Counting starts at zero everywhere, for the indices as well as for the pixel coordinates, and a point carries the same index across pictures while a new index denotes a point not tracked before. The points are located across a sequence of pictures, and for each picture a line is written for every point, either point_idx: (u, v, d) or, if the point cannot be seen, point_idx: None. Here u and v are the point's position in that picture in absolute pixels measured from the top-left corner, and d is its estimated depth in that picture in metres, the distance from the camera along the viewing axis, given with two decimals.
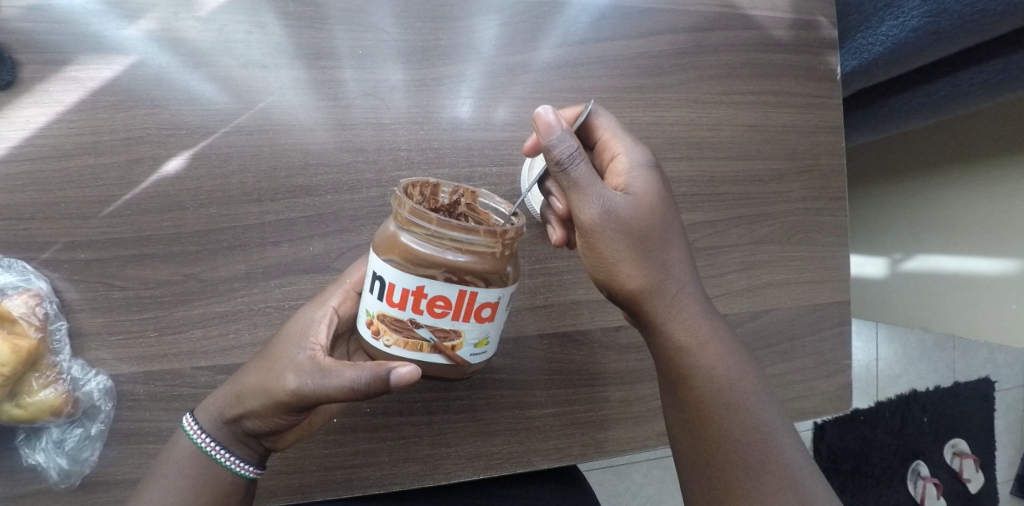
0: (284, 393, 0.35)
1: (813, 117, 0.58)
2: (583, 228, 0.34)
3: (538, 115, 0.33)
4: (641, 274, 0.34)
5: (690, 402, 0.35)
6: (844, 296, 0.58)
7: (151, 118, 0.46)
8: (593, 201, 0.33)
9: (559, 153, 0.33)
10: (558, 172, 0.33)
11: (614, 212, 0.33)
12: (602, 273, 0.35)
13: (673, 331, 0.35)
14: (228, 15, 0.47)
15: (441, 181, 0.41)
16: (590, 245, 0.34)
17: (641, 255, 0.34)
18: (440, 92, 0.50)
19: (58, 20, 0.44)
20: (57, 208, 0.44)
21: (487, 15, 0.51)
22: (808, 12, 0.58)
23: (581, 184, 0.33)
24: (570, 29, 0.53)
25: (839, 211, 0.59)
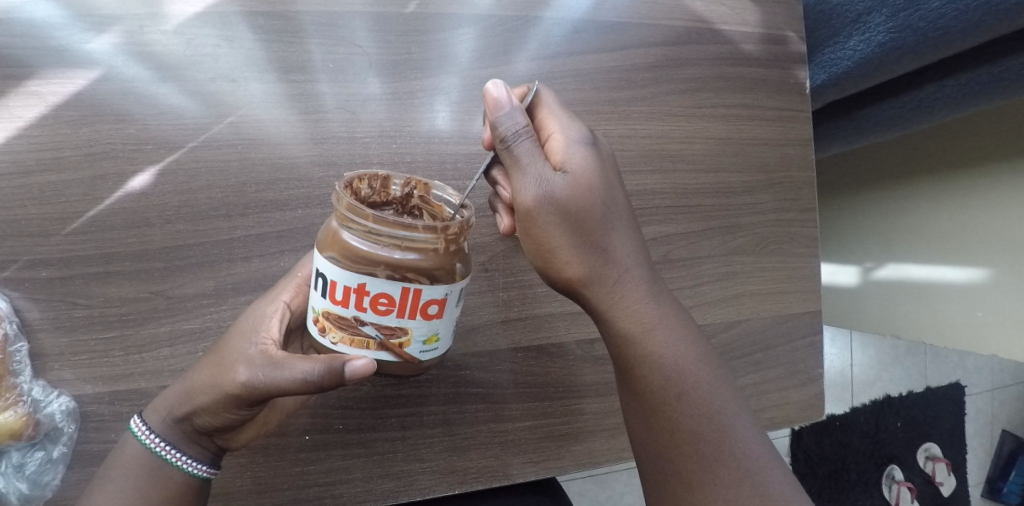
0: (233, 387, 0.34)
1: (784, 129, 0.59)
2: (520, 211, 0.33)
3: (487, 90, 0.33)
4: (579, 259, 0.34)
5: (642, 390, 0.35)
6: (814, 306, 0.59)
7: (115, 133, 0.45)
8: (531, 183, 0.32)
9: (506, 129, 0.33)
10: (502, 148, 0.33)
11: (552, 195, 0.32)
12: (541, 259, 0.35)
13: (616, 319, 0.35)
14: (196, 29, 0.46)
15: (392, 173, 0.40)
16: (528, 228, 0.34)
17: (579, 240, 0.34)
18: (415, 105, 0.50)
19: (17, 33, 0.43)
20: (17, 226, 0.43)
21: (461, 29, 0.51)
22: (778, 26, 0.60)
23: (521, 164, 0.33)
24: (543, 43, 0.53)
25: (809, 222, 0.60)
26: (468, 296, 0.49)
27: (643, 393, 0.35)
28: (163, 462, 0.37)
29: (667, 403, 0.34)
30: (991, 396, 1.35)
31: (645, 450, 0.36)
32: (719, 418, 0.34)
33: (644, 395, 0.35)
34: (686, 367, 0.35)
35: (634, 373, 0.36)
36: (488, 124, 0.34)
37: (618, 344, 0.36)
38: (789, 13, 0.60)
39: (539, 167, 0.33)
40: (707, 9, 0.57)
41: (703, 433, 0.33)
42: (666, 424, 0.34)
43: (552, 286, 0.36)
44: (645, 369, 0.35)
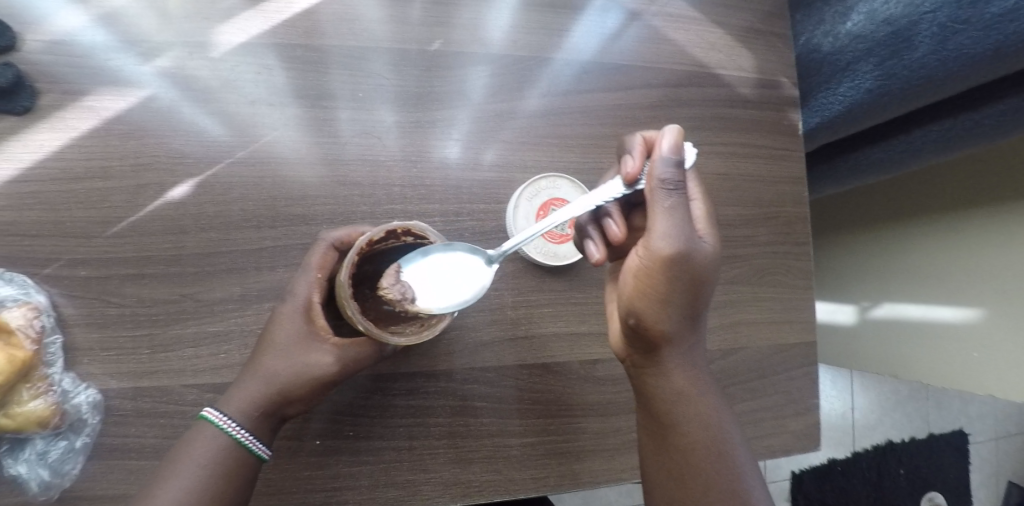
0: (327, 375, 0.43)
1: (779, 167, 0.62)
2: (652, 257, 0.35)
3: (671, 133, 0.35)
4: (679, 317, 0.38)
5: (676, 449, 0.41)
6: (810, 338, 0.60)
7: (161, 147, 0.49)
8: (675, 236, 0.35)
9: (670, 177, 0.35)
10: (659, 190, 0.35)
11: (689, 256, 0.35)
12: (647, 305, 0.37)
13: (673, 374, 0.41)
14: (238, 57, 0.51)
15: (369, 232, 0.42)
16: (655, 278, 0.36)
17: (688, 301, 0.38)
18: (433, 133, 0.54)
19: (80, 53, 0.48)
20: (64, 226, 0.46)
21: (477, 67, 0.56)
22: (771, 72, 0.64)
23: (672, 212, 0.35)
24: (554, 81, 0.57)
25: (804, 255, 0.61)
26: (477, 313, 0.51)
27: (679, 452, 0.41)
28: (230, 438, 0.42)
29: (703, 461, 0.41)
30: (995, 447, 1.32)
31: (667, 497, 0.42)
32: (738, 477, 0.41)
33: (682, 454, 0.41)
34: (717, 429, 0.42)
35: (677, 428, 0.41)
36: (655, 159, 0.36)
37: (666, 398, 0.41)
38: (782, 62, 0.65)
39: (686, 224, 0.36)
40: (707, 55, 0.61)
41: (733, 490, 0.41)
42: (700, 480, 0.41)
43: (635, 329, 0.39)
44: (685, 429, 0.41)
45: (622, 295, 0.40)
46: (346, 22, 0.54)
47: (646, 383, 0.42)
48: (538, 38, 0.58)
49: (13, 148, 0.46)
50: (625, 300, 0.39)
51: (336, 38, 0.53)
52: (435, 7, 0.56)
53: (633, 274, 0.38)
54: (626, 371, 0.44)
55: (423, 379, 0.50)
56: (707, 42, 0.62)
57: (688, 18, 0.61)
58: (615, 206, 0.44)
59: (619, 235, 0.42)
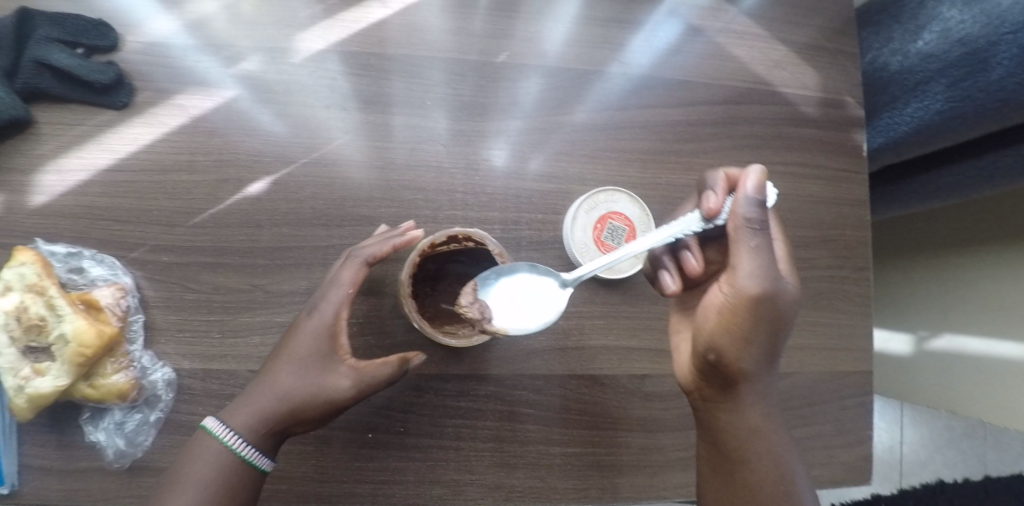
0: (342, 399, 0.41)
1: (841, 190, 0.60)
2: (739, 296, 0.36)
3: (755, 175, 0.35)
4: (761, 355, 0.38)
5: (743, 487, 0.41)
6: (867, 367, 0.58)
7: (241, 145, 0.52)
8: (762, 275, 0.35)
9: (755, 217, 0.35)
10: (744, 229, 0.35)
11: (776, 295, 0.36)
12: (730, 341, 0.38)
13: (747, 411, 0.41)
14: (313, 63, 0.54)
15: (425, 240, 0.44)
16: (740, 315, 0.36)
17: (770, 340, 0.38)
18: (476, 142, 0.55)
19: (172, 55, 0.52)
20: (152, 215, 0.50)
21: (530, 78, 0.57)
22: (837, 91, 0.62)
23: (758, 251, 0.35)
24: (603, 96, 0.57)
25: (863, 281, 0.59)
26: None
27: (747, 489, 0.41)
28: (233, 453, 0.40)
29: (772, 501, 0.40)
30: None
31: None
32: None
33: (750, 492, 0.41)
34: (786, 468, 0.41)
35: (747, 464, 0.41)
36: (737, 198, 0.36)
37: (739, 434, 0.41)
38: (848, 81, 0.63)
39: (772, 263, 0.36)
40: (771, 72, 0.61)
41: None
42: None
43: (714, 365, 0.39)
44: (755, 468, 0.41)
45: (701, 329, 0.40)
46: (415, 33, 0.56)
47: (717, 417, 0.42)
48: (596, 51, 0.58)
49: (113, 141, 0.50)
50: (706, 336, 0.39)
51: (402, 47, 0.56)
52: (497, 18, 0.57)
53: (716, 310, 0.38)
54: (692, 403, 0.44)
55: (474, 382, 0.51)
56: (771, 60, 0.61)
57: (752, 34, 0.61)
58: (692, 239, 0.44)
59: (697, 268, 0.43)
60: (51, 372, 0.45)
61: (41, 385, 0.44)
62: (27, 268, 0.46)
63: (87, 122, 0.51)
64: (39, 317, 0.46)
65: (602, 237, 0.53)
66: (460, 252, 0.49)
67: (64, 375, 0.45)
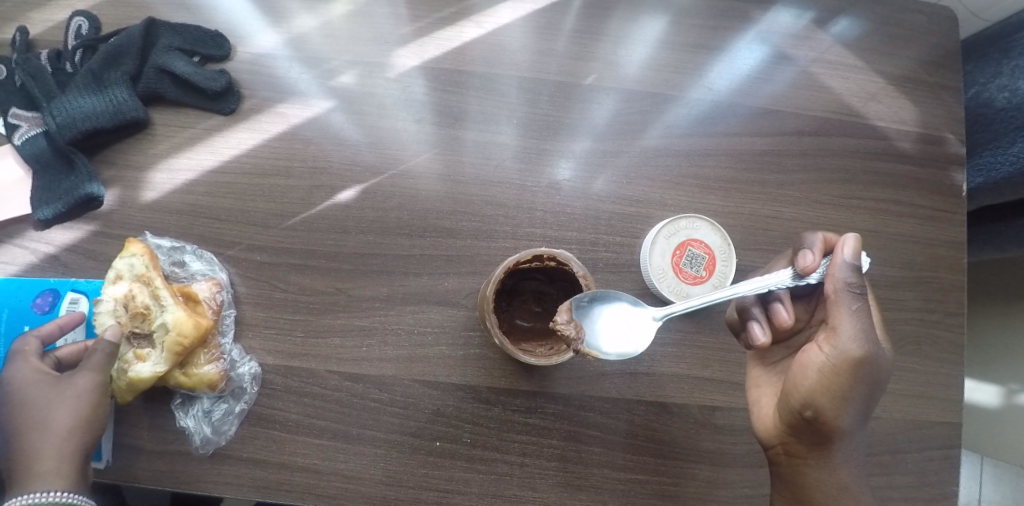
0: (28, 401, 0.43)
1: (935, 230, 0.57)
2: (841, 356, 0.38)
3: (853, 242, 0.40)
4: (856, 413, 0.40)
5: None
6: (956, 418, 0.55)
7: (334, 155, 0.55)
8: (864, 339, 0.38)
9: (856, 281, 0.39)
10: (845, 292, 0.39)
11: (875, 359, 0.39)
12: (829, 400, 0.39)
13: (837, 468, 0.42)
14: (402, 79, 0.56)
15: (512, 260, 0.44)
16: (842, 375, 0.39)
17: (866, 400, 0.40)
18: (549, 160, 0.56)
19: (276, 66, 0.56)
20: (249, 215, 0.53)
21: (607, 101, 0.57)
22: (934, 126, 0.59)
23: (860, 316, 0.39)
24: (680, 120, 0.57)
25: (955, 327, 0.56)
26: None
27: None
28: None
29: None
30: None
31: None
32: None
33: None
34: None
35: None
36: (835, 264, 0.40)
37: (828, 493, 0.42)
38: (950, 116, 0.59)
39: (869, 328, 0.39)
40: (863, 105, 0.59)
41: None
42: None
43: (808, 421, 0.41)
44: None
45: (796, 387, 0.42)
46: (499, 51, 0.57)
47: (803, 473, 0.43)
48: (678, 75, 0.58)
49: (219, 143, 0.54)
50: (802, 393, 0.41)
51: (485, 64, 0.57)
52: (580, 42, 0.58)
53: (814, 369, 0.40)
54: (772, 458, 0.45)
55: (541, 399, 0.51)
56: (866, 92, 0.59)
57: (847, 65, 0.59)
58: (785, 291, 0.46)
59: (788, 321, 0.45)
60: (152, 358, 0.47)
61: (141, 371, 0.46)
62: (138, 259, 0.49)
63: (197, 125, 0.54)
64: (144, 305, 0.48)
65: (680, 264, 0.53)
66: (536, 271, 0.49)
67: (163, 363, 0.47)
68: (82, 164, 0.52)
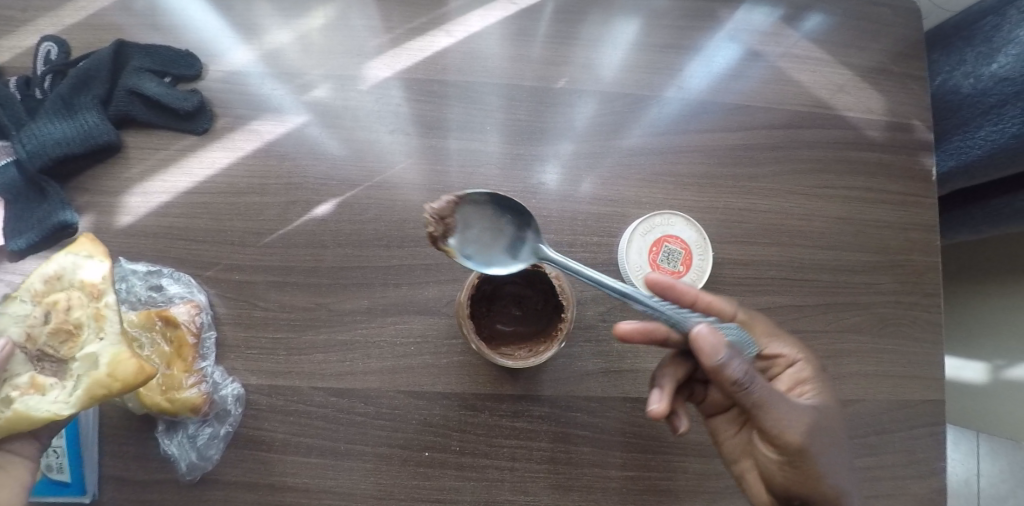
0: None
1: (906, 214, 0.58)
2: (791, 446, 0.39)
3: (704, 339, 0.35)
4: (833, 476, 0.41)
5: None
6: (939, 396, 0.55)
7: (310, 170, 0.55)
8: (792, 421, 0.39)
9: (742, 375, 0.36)
10: (743, 391, 0.37)
11: (813, 429, 0.40)
12: (801, 482, 0.41)
13: None
14: (376, 92, 0.56)
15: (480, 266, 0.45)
16: (801, 460, 0.40)
17: (833, 462, 0.41)
18: (532, 166, 0.56)
19: (248, 85, 0.56)
20: (226, 235, 0.53)
21: (585, 104, 0.58)
22: (900, 114, 0.60)
23: (776, 406, 0.38)
24: (658, 119, 0.58)
25: (933, 308, 0.57)
26: (585, 343, 0.52)
27: None
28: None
29: None
30: None
31: None
32: None
33: None
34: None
35: None
36: (716, 373, 0.35)
37: None
38: (914, 102, 0.61)
39: (793, 408, 0.39)
40: (830, 95, 0.60)
41: None
42: None
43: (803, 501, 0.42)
44: None
45: (771, 477, 0.42)
46: (473, 60, 0.58)
47: None
48: (652, 77, 0.58)
49: (192, 164, 0.54)
50: (778, 482, 0.42)
51: (460, 73, 0.57)
52: (555, 47, 0.59)
53: (775, 460, 0.41)
54: None
55: (528, 402, 0.51)
56: (834, 84, 0.60)
57: (813, 58, 0.60)
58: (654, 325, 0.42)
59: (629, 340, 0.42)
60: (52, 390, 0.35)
61: (36, 406, 0.34)
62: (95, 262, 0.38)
63: (169, 147, 0.54)
64: (75, 321, 0.36)
65: (657, 260, 0.53)
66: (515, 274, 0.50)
67: (72, 404, 0.35)
68: (54, 192, 0.51)
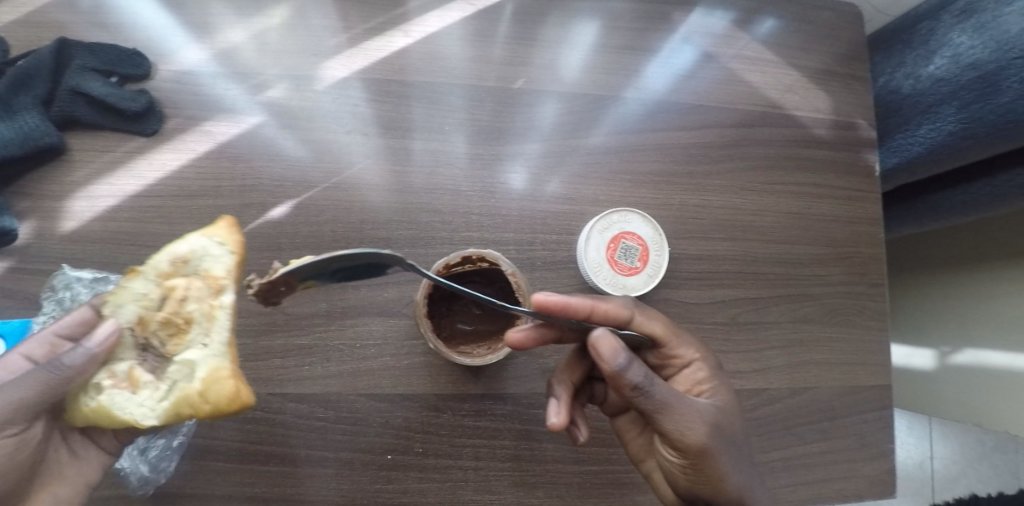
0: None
1: (852, 208, 0.61)
2: (692, 450, 0.40)
3: (602, 342, 0.38)
4: (739, 478, 0.42)
5: None
6: (885, 380, 0.58)
7: (265, 171, 0.53)
8: (694, 423, 0.40)
9: (636, 376, 0.38)
10: (637, 394, 0.38)
11: (716, 430, 0.41)
12: (706, 484, 0.42)
13: None
14: (335, 92, 0.56)
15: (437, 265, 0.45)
16: (704, 462, 0.41)
17: (739, 463, 0.42)
18: (499, 166, 0.56)
19: (201, 85, 0.54)
20: (177, 239, 0.51)
21: (549, 104, 0.58)
22: (845, 113, 0.63)
23: (675, 408, 0.40)
24: (622, 118, 0.59)
25: (878, 297, 0.60)
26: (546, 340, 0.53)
27: None
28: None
29: None
30: None
31: None
32: None
33: None
34: None
35: None
36: (609, 373, 0.38)
37: None
38: (859, 102, 0.63)
39: (693, 411, 0.40)
40: (779, 95, 0.62)
41: None
42: None
43: (707, 500, 0.43)
44: None
45: (678, 480, 0.44)
46: (434, 60, 0.58)
47: None
48: (612, 78, 0.59)
49: (142, 167, 0.52)
50: (686, 484, 0.43)
51: (424, 73, 0.57)
52: (517, 48, 0.59)
53: (680, 463, 0.42)
54: None
55: (491, 401, 0.51)
56: (783, 84, 0.62)
57: (763, 60, 0.62)
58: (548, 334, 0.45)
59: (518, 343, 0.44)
60: (146, 391, 0.36)
61: (126, 406, 0.35)
62: (223, 254, 0.36)
63: (117, 149, 0.52)
64: (185, 318, 0.36)
65: (616, 256, 0.54)
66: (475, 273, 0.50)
67: (155, 414, 0.35)
68: None
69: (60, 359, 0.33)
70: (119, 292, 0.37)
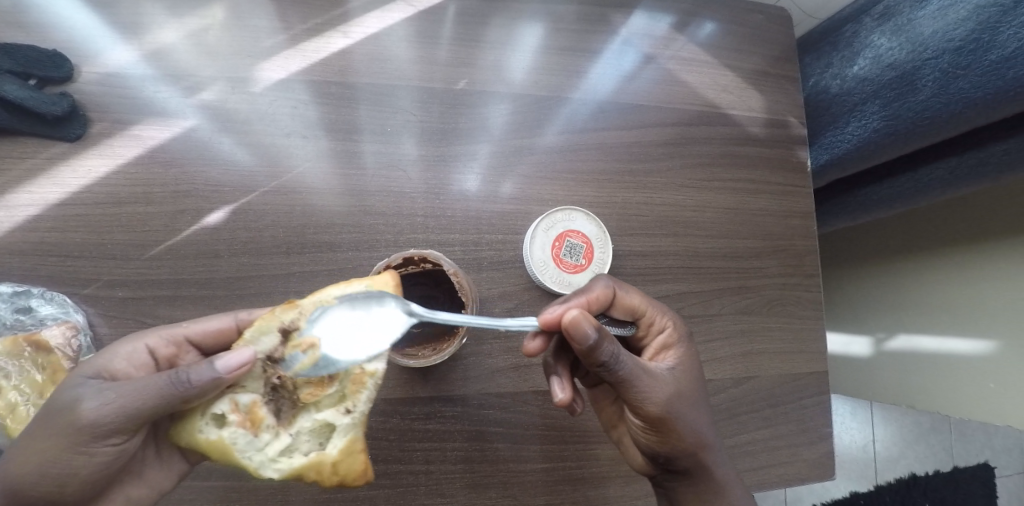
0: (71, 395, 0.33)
1: (788, 202, 0.64)
2: (652, 415, 0.41)
3: (573, 324, 0.36)
4: (697, 436, 0.43)
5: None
6: (821, 367, 0.61)
7: (199, 176, 0.52)
8: (654, 391, 0.41)
9: (607, 352, 0.37)
10: (604, 367, 0.38)
11: (673, 395, 0.42)
12: (667, 445, 0.43)
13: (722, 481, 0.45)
14: (274, 94, 0.54)
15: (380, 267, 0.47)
16: (665, 425, 0.41)
17: (696, 424, 0.43)
18: (451, 168, 0.56)
19: (129, 87, 0.52)
20: (104, 248, 0.49)
21: (499, 105, 0.58)
22: (779, 112, 0.66)
23: (639, 378, 0.40)
24: (572, 118, 0.60)
25: (813, 287, 0.63)
26: (494, 340, 0.53)
27: None
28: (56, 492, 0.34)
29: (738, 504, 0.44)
30: None
31: None
32: None
33: None
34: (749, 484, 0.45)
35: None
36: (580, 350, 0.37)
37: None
38: (791, 102, 0.66)
39: (655, 379, 0.41)
40: (716, 95, 0.64)
41: None
42: None
43: (668, 459, 0.44)
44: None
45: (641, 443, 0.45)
46: (377, 61, 0.57)
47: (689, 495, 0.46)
48: (557, 79, 0.60)
49: (64, 174, 0.49)
50: (648, 446, 0.44)
51: (370, 74, 0.56)
52: (461, 49, 0.59)
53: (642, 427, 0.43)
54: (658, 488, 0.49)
55: (441, 403, 0.51)
56: (719, 85, 0.64)
57: (700, 61, 0.64)
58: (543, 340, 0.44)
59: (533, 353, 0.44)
60: (269, 434, 0.36)
61: (248, 448, 0.35)
62: None
63: (36, 155, 0.49)
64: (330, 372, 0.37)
65: (560, 254, 0.55)
66: (421, 275, 0.51)
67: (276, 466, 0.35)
68: None
69: (188, 375, 0.32)
70: (265, 318, 0.37)
